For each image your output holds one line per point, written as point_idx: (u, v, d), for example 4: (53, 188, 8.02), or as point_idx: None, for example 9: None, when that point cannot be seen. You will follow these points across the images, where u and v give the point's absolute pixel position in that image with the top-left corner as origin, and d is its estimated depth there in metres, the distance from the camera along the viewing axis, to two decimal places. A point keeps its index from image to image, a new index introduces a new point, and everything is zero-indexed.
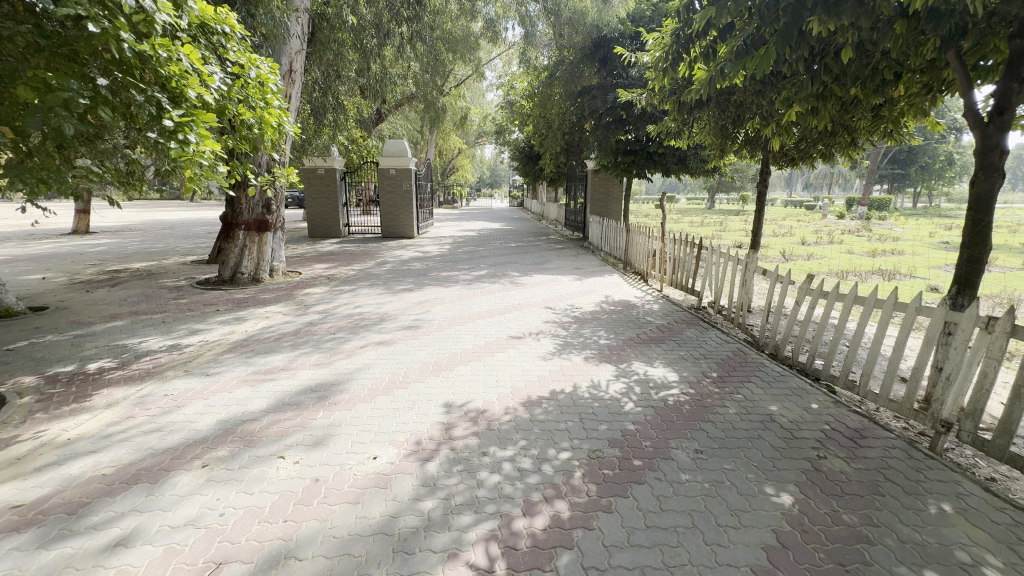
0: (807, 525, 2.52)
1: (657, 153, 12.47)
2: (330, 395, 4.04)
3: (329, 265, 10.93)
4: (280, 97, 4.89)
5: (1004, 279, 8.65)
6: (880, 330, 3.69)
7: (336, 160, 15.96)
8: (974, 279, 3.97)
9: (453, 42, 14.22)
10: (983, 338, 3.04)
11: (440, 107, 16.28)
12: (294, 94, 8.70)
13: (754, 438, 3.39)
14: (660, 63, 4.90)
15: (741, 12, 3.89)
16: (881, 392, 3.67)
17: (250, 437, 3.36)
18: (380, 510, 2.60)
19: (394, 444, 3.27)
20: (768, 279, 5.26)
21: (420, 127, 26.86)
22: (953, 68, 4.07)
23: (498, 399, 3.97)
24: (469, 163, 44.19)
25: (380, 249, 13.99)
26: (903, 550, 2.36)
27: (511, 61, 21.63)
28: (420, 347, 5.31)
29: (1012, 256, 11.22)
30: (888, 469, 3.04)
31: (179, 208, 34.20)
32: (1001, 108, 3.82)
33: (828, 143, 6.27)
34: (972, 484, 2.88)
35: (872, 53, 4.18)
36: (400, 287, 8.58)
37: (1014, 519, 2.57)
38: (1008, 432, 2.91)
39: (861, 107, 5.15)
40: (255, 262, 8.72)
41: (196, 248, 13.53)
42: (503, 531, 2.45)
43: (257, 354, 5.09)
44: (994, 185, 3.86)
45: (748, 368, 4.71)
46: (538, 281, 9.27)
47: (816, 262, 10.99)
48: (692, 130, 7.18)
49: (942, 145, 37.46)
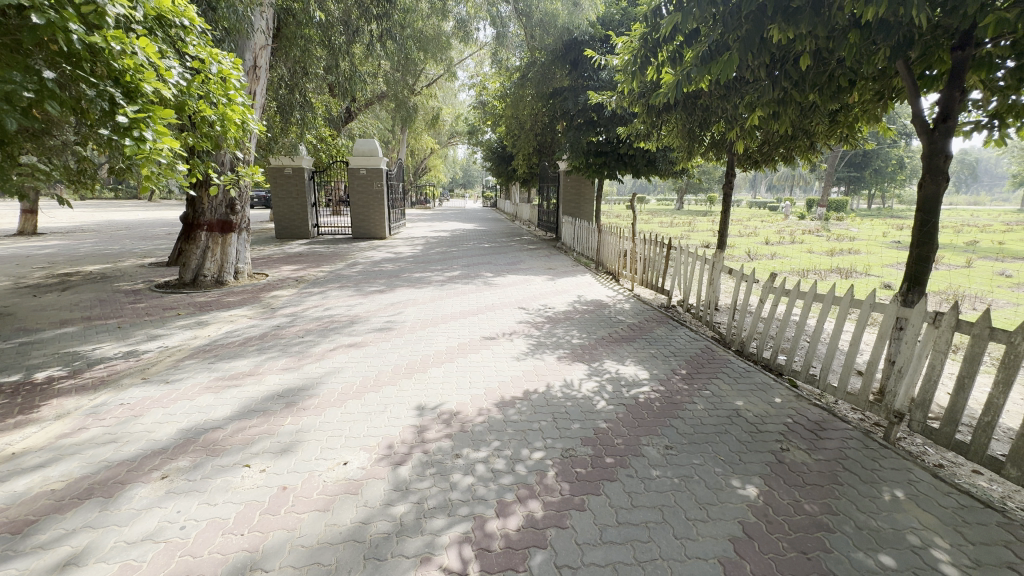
0: (771, 516, 2.61)
1: (627, 155, 12.70)
2: (298, 400, 3.94)
3: (297, 267, 10.65)
4: (244, 92, 4.72)
5: (950, 276, 9.17)
6: (838, 326, 3.85)
7: (304, 159, 15.58)
8: (922, 277, 4.19)
9: (425, 41, 13.93)
10: (931, 332, 3.21)
11: (412, 106, 16.08)
12: (260, 90, 8.49)
13: (721, 433, 3.49)
14: (629, 66, 4.97)
15: (706, 19, 4.02)
16: (839, 385, 3.82)
17: (214, 446, 3.24)
18: (351, 517, 2.55)
19: (365, 448, 3.21)
20: (734, 278, 5.41)
21: (392, 126, 26.52)
22: (902, 75, 4.29)
23: (472, 400, 3.96)
24: (442, 163, 43.88)
25: (351, 250, 13.73)
26: (859, 536, 2.47)
27: (483, 62, 21.62)
28: (392, 349, 5.24)
29: (957, 255, 11.91)
30: (846, 459, 3.17)
31: (136, 208, 32.70)
32: (946, 114, 4.03)
33: (789, 146, 6.55)
34: (922, 470, 3.05)
35: (828, 62, 4.36)
36: (371, 288, 8.47)
37: (959, 503, 2.73)
38: (954, 420, 3.07)
39: (819, 112, 5.34)
40: (218, 263, 8.41)
41: (156, 250, 12.98)
42: (476, 533, 2.44)
43: (220, 359, 4.91)
44: (940, 188, 4.10)
45: (716, 364, 4.85)
46: (511, 281, 9.29)
47: (779, 261, 11.40)
48: (660, 133, 7.33)
49: (894, 149, 39.42)
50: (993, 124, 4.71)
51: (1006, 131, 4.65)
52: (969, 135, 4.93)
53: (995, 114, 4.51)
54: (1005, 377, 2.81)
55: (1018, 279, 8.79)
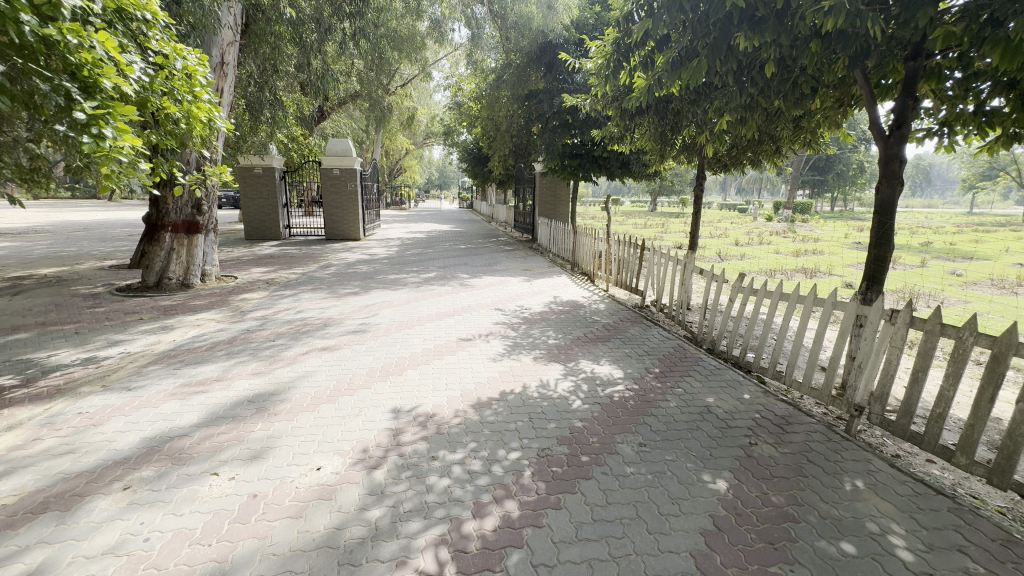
0: (740, 509, 2.70)
1: (602, 157, 12.94)
2: (269, 406, 3.85)
3: (268, 269, 10.40)
4: (211, 89, 4.58)
5: (906, 275, 9.66)
6: (803, 323, 3.99)
7: (275, 158, 15.22)
8: (880, 276, 4.39)
9: (399, 41, 13.77)
10: (887, 329, 3.37)
11: (386, 106, 15.90)
12: (227, 88, 8.28)
13: (692, 429, 3.57)
14: (603, 70, 5.03)
15: (676, 25, 4.11)
16: (804, 381, 3.97)
17: (180, 455, 3.13)
18: (324, 523, 2.51)
19: (339, 453, 3.16)
20: (705, 278, 5.54)
21: (366, 126, 26.18)
22: (860, 83, 4.48)
23: (448, 402, 3.94)
24: (417, 163, 43.53)
25: (324, 252, 13.46)
26: (822, 525, 2.57)
27: (458, 63, 21.58)
28: (367, 352, 5.17)
29: (912, 255, 12.56)
30: (810, 451, 3.30)
31: (95, 208, 31.33)
32: (900, 122, 4.24)
33: (756, 150, 6.83)
34: (880, 460, 3.20)
35: (792, 70, 4.52)
36: (345, 290, 8.34)
37: (914, 490, 2.87)
38: (909, 412, 3.22)
39: (784, 117, 5.55)
40: (184, 266, 8.12)
41: (116, 252, 12.45)
42: (453, 535, 2.43)
43: (186, 365, 4.75)
44: (895, 191, 4.31)
45: (687, 363, 4.96)
46: (488, 283, 9.30)
47: (748, 261, 11.78)
48: (633, 136, 7.45)
49: (854, 154, 41.19)
50: (943, 132, 4.98)
51: (954, 137, 4.92)
52: (921, 142, 5.20)
53: (945, 122, 4.77)
54: (955, 370, 2.96)
55: (966, 277, 9.33)
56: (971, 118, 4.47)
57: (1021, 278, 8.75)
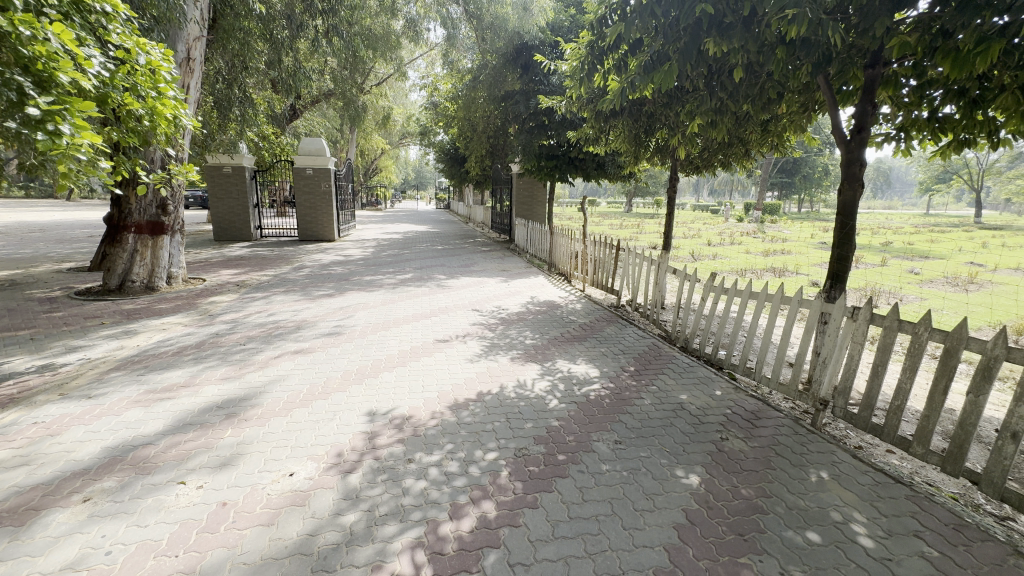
0: (712, 502, 2.77)
1: (578, 159, 13.06)
2: (240, 411, 3.75)
3: (238, 271, 10.11)
4: (176, 86, 4.45)
5: (868, 274, 10.07)
6: (771, 321, 4.12)
7: (245, 157, 14.82)
8: (843, 275, 4.57)
9: (374, 39, 13.50)
10: (849, 326, 3.50)
11: (361, 106, 15.52)
12: (194, 84, 8.05)
13: (666, 426, 3.65)
14: (577, 73, 5.08)
15: (648, 29, 4.19)
16: (772, 376, 4.09)
17: (144, 464, 3.02)
18: (297, 529, 2.46)
19: (313, 458, 3.11)
20: (678, 278, 5.65)
21: (340, 126, 25.76)
22: (822, 89, 4.65)
23: (424, 404, 3.91)
24: (392, 163, 43.02)
25: (297, 253, 13.17)
26: (790, 516, 2.66)
27: (434, 63, 21.44)
28: (341, 355, 5.09)
29: (873, 254, 13.11)
30: (778, 445, 3.41)
31: (52, 208, 29.94)
32: (860, 126, 4.43)
33: (727, 152, 7.04)
34: (844, 452, 3.33)
35: (759, 75, 4.66)
36: (319, 292, 8.19)
37: (875, 480, 3.00)
38: (870, 405, 3.36)
39: (752, 121, 5.73)
40: (148, 268, 7.83)
41: (75, 254, 11.90)
42: (429, 537, 2.42)
43: (151, 371, 4.58)
44: (856, 193, 4.49)
45: (661, 361, 5.05)
46: (465, 284, 9.27)
47: (720, 261, 12.09)
48: (609, 138, 7.54)
49: (820, 157, 42.76)
50: (900, 137, 5.22)
51: (910, 142, 5.17)
52: (880, 146, 5.43)
53: (901, 128, 5.00)
54: (911, 364, 3.10)
55: (923, 275, 9.79)
56: (925, 124, 4.70)
57: (972, 276, 9.25)
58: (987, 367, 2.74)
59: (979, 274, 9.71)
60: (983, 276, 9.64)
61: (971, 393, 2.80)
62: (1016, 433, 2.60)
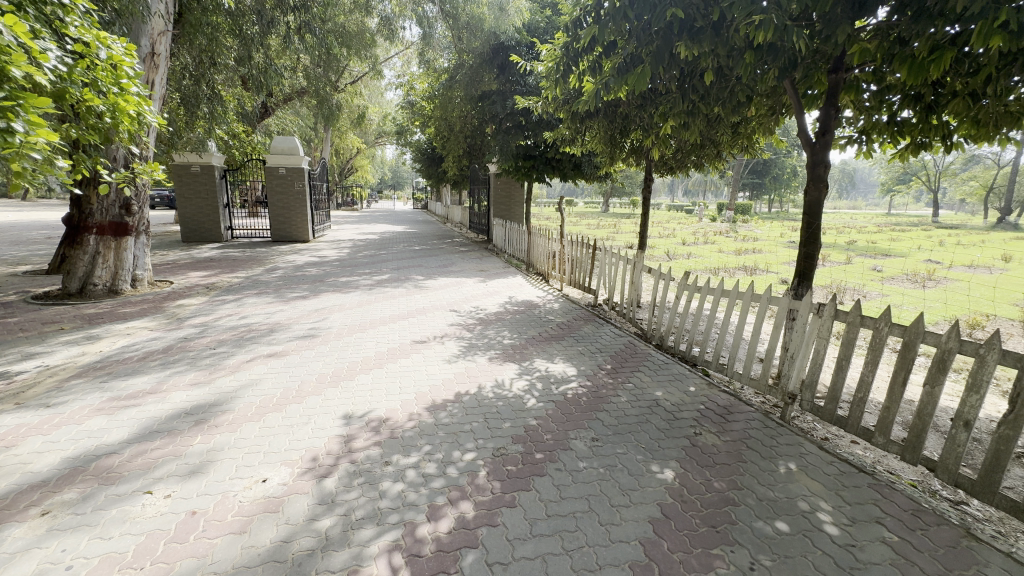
0: (686, 496, 2.83)
1: (555, 159, 13.14)
2: (210, 417, 3.65)
3: (207, 273, 9.82)
4: (139, 82, 4.27)
5: (834, 271, 10.44)
6: (742, 318, 4.23)
7: (214, 156, 14.38)
8: (809, 273, 4.72)
9: (348, 37, 13.21)
10: (815, 322, 3.63)
11: (335, 104, 15.27)
12: (159, 80, 7.78)
13: (642, 422, 3.71)
14: (553, 73, 5.11)
15: (621, 32, 4.24)
16: (744, 372, 4.21)
17: (108, 474, 2.91)
18: (271, 536, 2.41)
19: (287, 463, 3.04)
20: (653, 277, 5.75)
21: (314, 124, 25.27)
22: (789, 93, 4.79)
23: (402, 406, 3.88)
24: (368, 162, 42.44)
25: (270, 255, 12.85)
26: (759, 506, 2.74)
27: (410, 62, 21.22)
28: (316, 357, 5.01)
29: (839, 252, 13.60)
30: (749, 438, 3.51)
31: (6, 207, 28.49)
32: (824, 130, 4.59)
33: (699, 153, 7.21)
34: (811, 443, 3.45)
35: (729, 79, 4.77)
36: (293, 294, 8.03)
37: (840, 470, 3.12)
38: (835, 398, 3.49)
39: (723, 123, 5.87)
40: (111, 271, 7.54)
41: (31, 257, 11.33)
42: (407, 539, 2.40)
43: (115, 377, 4.40)
44: (821, 194, 4.65)
45: (637, 359, 5.14)
46: (443, 284, 9.22)
47: (694, 260, 12.36)
48: (585, 139, 7.60)
49: (788, 159, 44.11)
50: (862, 139, 5.43)
51: (870, 145, 5.39)
52: (843, 148, 5.63)
53: (863, 131, 5.20)
54: (873, 358, 3.24)
55: (884, 272, 10.21)
56: (885, 127, 4.89)
57: (930, 273, 9.68)
58: (942, 359, 2.88)
59: (936, 271, 10.18)
60: (939, 272, 10.13)
61: (928, 385, 2.94)
62: (968, 421, 2.74)
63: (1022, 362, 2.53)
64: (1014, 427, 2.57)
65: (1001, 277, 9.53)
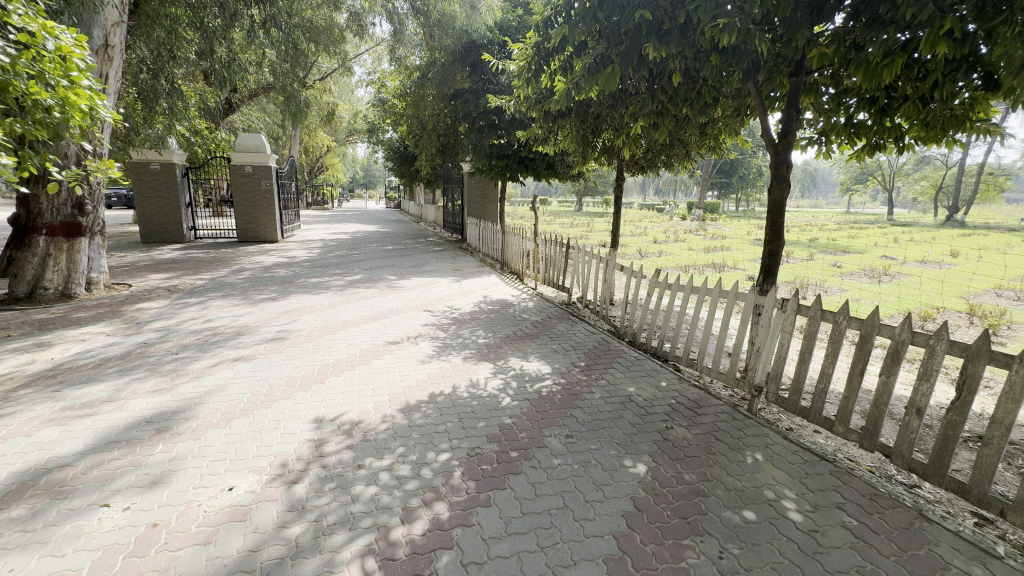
0: (658, 489, 2.89)
1: (528, 158, 13.18)
2: (172, 425, 3.51)
3: (168, 275, 9.42)
4: (91, 75, 4.04)
5: (798, 268, 10.83)
6: (711, 314, 4.33)
7: (175, 153, 13.82)
8: (774, 269, 4.89)
9: (316, 32, 12.92)
10: (779, 316, 3.75)
11: (303, 101, 14.85)
12: (113, 73, 7.43)
13: (615, 418, 3.77)
14: (524, 73, 5.11)
15: (592, 32, 4.27)
16: (713, 366, 4.31)
17: (61, 488, 2.76)
18: (237, 546, 2.34)
19: (254, 470, 2.96)
20: (625, 274, 5.83)
21: (282, 121, 24.63)
22: (753, 95, 4.94)
23: (375, 408, 3.82)
24: (339, 162, 41.62)
25: (236, 255, 12.44)
26: (728, 497, 2.82)
27: (381, 59, 20.89)
28: (286, 360, 4.88)
29: (802, 249, 14.12)
30: (718, 431, 3.60)
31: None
32: (786, 131, 4.76)
33: (668, 153, 7.36)
34: (776, 434, 3.57)
35: (696, 80, 4.88)
36: (261, 296, 7.81)
37: (803, 458, 3.24)
38: (798, 389, 3.62)
39: (691, 124, 6.01)
40: (63, 274, 7.16)
41: None
42: (380, 543, 2.37)
43: (68, 386, 4.18)
44: (783, 193, 4.81)
45: (611, 355, 5.21)
46: (417, 284, 9.14)
47: (665, 258, 12.61)
48: (557, 139, 7.64)
49: (754, 159, 45.51)
50: (821, 140, 5.64)
51: (829, 146, 5.61)
52: (804, 148, 5.84)
53: (822, 133, 5.40)
54: (833, 350, 3.37)
55: (844, 268, 10.64)
56: (843, 129, 5.09)
57: (886, 269, 10.16)
58: (896, 350, 3.03)
59: (891, 266, 10.69)
60: (894, 268, 10.65)
61: (883, 374, 3.08)
62: (920, 408, 2.88)
63: (968, 351, 2.68)
64: (961, 412, 2.71)
65: (950, 272, 10.07)
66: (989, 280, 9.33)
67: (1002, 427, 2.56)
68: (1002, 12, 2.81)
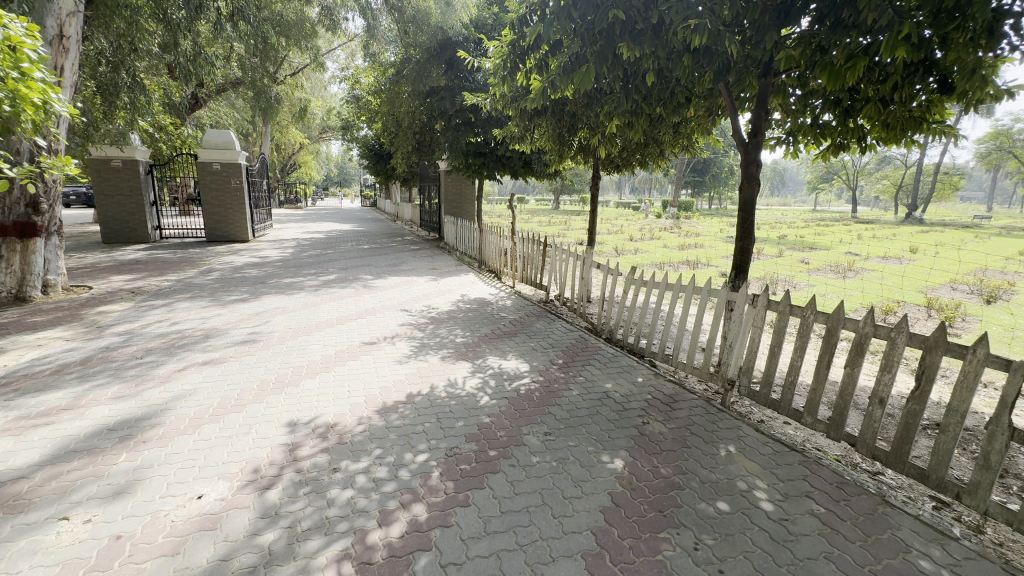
0: (635, 483, 2.93)
1: (505, 156, 13.18)
2: (137, 433, 3.37)
3: (132, 276, 9.04)
4: (43, 66, 3.83)
5: (768, 264, 11.15)
6: (685, 310, 4.40)
7: (138, 149, 13.26)
8: (745, 265, 5.01)
9: (287, 26, 12.61)
10: (750, 312, 3.85)
11: (274, 96, 14.44)
12: (68, 66, 7.08)
13: (593, 414, 3.80)
14: (500, 71, 5.09)
15: (567, 31, 4.28)
16: (688, 361, 4.39)
17: (15, 502, 2.62)
18: (207, 555, 2.26)
19: (225, 477, 2.87)
20: (601, 272, 5.88)
21: (252, 118, 23.97)
22: (724, 96, 5.04)
23: (350, 410, 3.75)
24: (312, 159, 40.75)
25: (204, 256, 12.04)
26: (703, 489, 2.88)
27: (355, 55, 20.55)
28: (258, 363, 4.75)
29: (771, 246, 14.55)
30: (692, 425, 3.67)
31: None
32: (755, 130, 4.88)
33: (643, 152, 7.45)
34: (748, 426, 3.66)
35: (670, 80, 4.96)
36: (231, 297, 7.58)
37: (774, 449, 3.34)
38: (768, 382, 3.72)
39: (664, 123, 6.11)
40: (17, 276, 6.80)
41: None
42: (357, 547, 2.33)
43: (23, 394, 3.96)
44: (753, 191, 4.94)
45: (588, 352, 5.25)
46: (393, 283, 9.02)
47: (640, 256, 12.78)
48: (533, 137, 7.66)
49: (726, 158, 46.56)
50: (789, 140, 5.81)
51: (796, 146, 5.78)
52: (773, 148, 6.01)
53: (789, 133, 5.57)
54: (801, 343, 3.47)
55: (811, 264, 11.02)
56: (809, 129, 5.24)
57: (851, 265, 10.55)
58: (859, 343, 3.14)
59: (855, 262, 11.11)
60: (857, 264, 11.07)
61: (848, 367, 3.19)
62: (882, 398, 3.00)
63: (926, 342, 2.79)
64: (920, 401, 2.83)
65: (909, 267, 10.51)
66: (944, 275, 9.80)
67: (957, 414, 2.69)
68: (955, 19, 2.96)
